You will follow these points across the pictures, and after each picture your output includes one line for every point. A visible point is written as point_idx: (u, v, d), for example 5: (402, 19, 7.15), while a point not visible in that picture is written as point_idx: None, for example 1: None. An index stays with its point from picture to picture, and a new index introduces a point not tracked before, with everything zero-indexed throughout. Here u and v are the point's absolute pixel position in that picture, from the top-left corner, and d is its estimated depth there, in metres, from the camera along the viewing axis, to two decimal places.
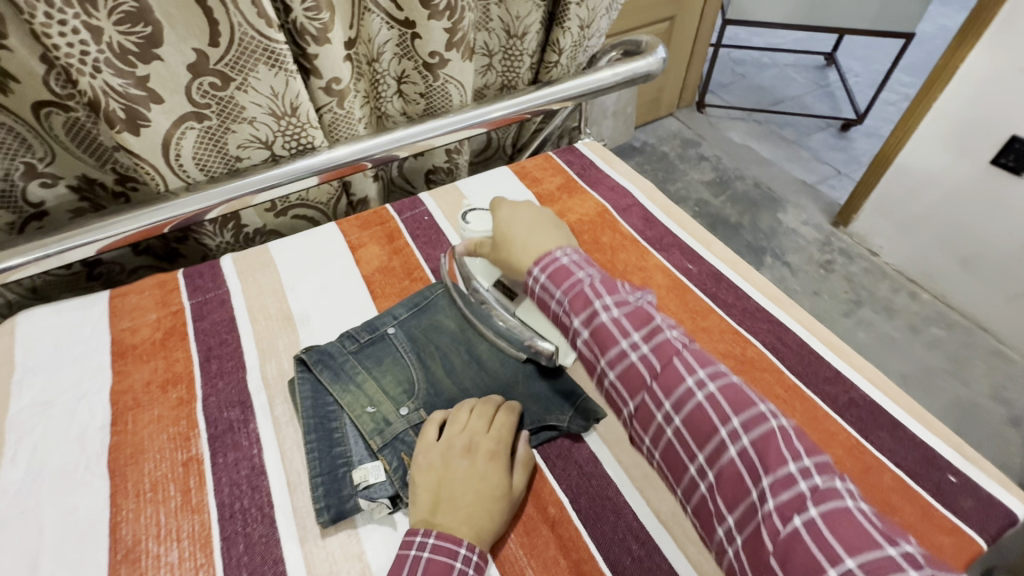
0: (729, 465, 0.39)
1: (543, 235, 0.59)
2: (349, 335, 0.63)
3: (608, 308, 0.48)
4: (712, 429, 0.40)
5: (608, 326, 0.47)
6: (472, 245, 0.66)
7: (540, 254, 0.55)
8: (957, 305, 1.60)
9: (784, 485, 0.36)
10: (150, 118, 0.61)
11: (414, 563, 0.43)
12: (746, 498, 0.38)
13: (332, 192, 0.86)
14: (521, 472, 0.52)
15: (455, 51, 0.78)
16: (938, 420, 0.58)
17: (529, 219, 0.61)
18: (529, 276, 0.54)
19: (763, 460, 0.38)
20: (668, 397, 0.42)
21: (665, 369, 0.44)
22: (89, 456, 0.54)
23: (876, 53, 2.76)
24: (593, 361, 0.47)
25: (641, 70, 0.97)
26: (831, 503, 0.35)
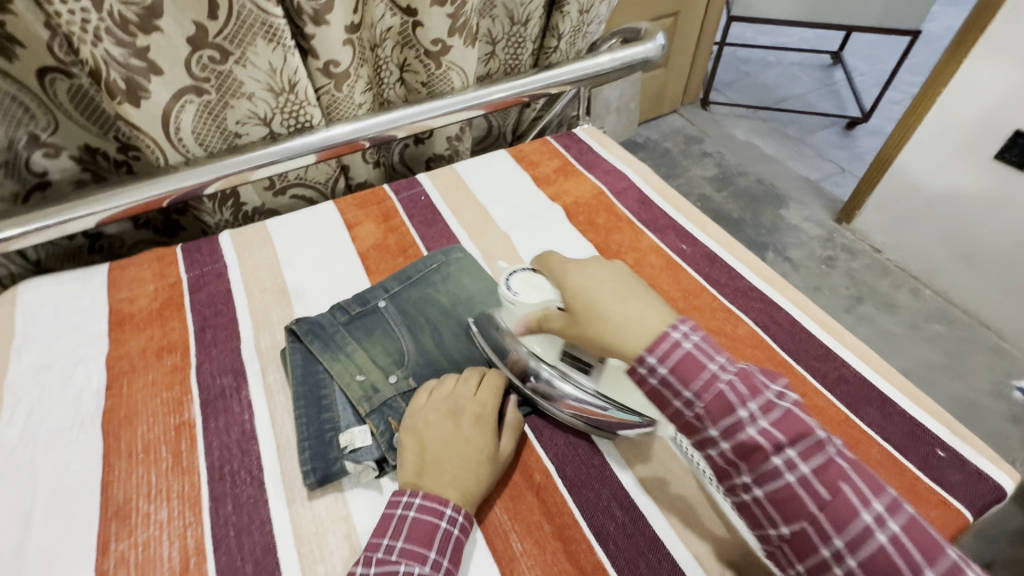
0: (798, 504, 0.39)
1: (635, 302, 0.47)
2: (340, 307, 0.63)
3: (688, 336, 0.44)
4: (774, 462, 0.40)
5: (693, 354, 0.43)
6: (530, 317, 0.52)
7: (651, 335, 0.44)
8: (960, 302, 1.59)
9: (848, 517, 0.38)
10: (150, 89, 0.62)
11: (399, 524, 0.45)
12: (805, 526, 0.39)
13: (330, 172, 0.86)
14: (508, 436, 0.52)
15: (456, 36, 0.79)
16: (929, 398, 0.57)
17: (612, 282, 0.49)
18: (637, 360, 0.44)
19: (839, 514, 0.38)
20: (743, 435, 0.41)
21: (712, 397, 0.42)
22: (83, 418, 0.55)
23: (882, 52, 2.74)
24: (663, 387, 0.43)
25: (640, 57, 0.97)
26: (910, 554, 0.36)
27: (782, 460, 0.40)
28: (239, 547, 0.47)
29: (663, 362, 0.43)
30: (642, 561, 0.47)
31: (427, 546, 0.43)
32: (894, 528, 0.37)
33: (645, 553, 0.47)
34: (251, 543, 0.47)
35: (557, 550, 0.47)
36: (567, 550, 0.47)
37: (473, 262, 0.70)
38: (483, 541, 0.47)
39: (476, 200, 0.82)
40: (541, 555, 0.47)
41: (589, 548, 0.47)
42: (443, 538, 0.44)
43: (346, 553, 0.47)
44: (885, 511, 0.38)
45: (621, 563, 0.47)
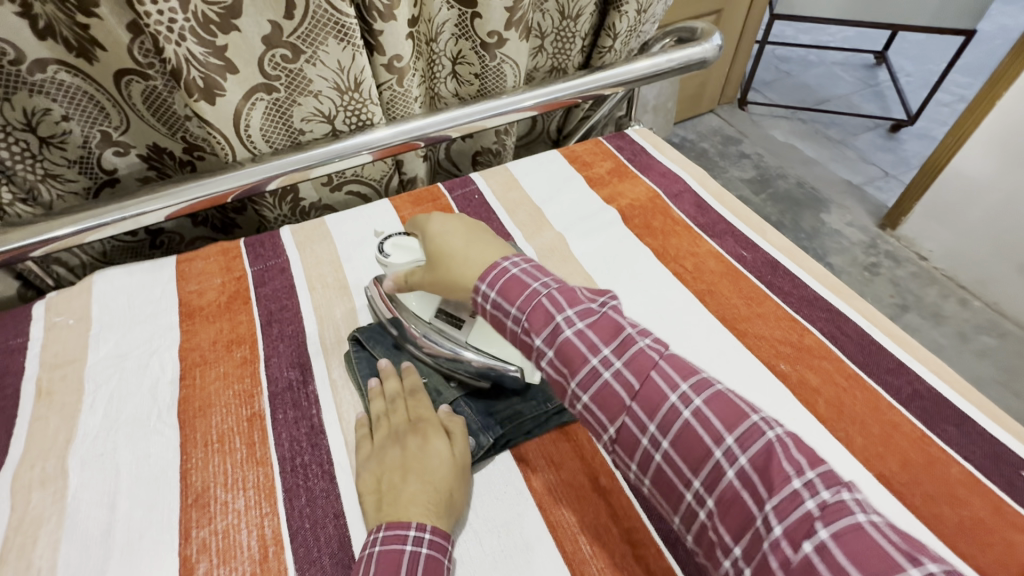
0: (698, 442, 0.39)
1: (480, 242, 0.53)
2: (401, 310, 0.64)
3: (517, 265, 0.50)
4: (670, 399, 0.41)
5: (518, 276, 0.49)
6: (402, 277, 0.58)
7: (486, 266, 0.51)
8: (1012, 315, 1.53)
9: (727, 424, 0.39)
10: (225, 87, 0.63)
11: (367, 562, 0.42)
12: (695, 441, 0.39)
13: (385, 170, 0.87)
14: (459, 442, 0.51)
15: (513, 30, 0.79)
16: (1009, 416, 0.55)
17: (460, 228, 0.55)
18: (476, 293, 0.50)
19: (713, 422, 0.39)
20: (632, 354, 0.43)
21: (603, 326, 0.45)
22: (160, 407, 0.57)
23: (930, 52, 2.65)
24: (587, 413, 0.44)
25: (696, 57, 0.96)
26: (755, 484, 0.36)
27: (676, 398, 0.41)
28: (314, 538, 0.48)
29: (584, 388, 0.44)
30: None
31: (395, 574, 0.40)
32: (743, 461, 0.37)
33: None
34: (327, 535, 0.48)
35: (627, 555, 0.47)
36: (637, 555, 0.47)
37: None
38: (552, 542, 0.47)
39: (530, 200, 0.81)
40: (611, 558, 0.46)
41: (660, 555, 0.47)
42: (411, 561, 0.42)
43: None
44: (798, 481, 0.35)
45: (692, 570, 0.46)
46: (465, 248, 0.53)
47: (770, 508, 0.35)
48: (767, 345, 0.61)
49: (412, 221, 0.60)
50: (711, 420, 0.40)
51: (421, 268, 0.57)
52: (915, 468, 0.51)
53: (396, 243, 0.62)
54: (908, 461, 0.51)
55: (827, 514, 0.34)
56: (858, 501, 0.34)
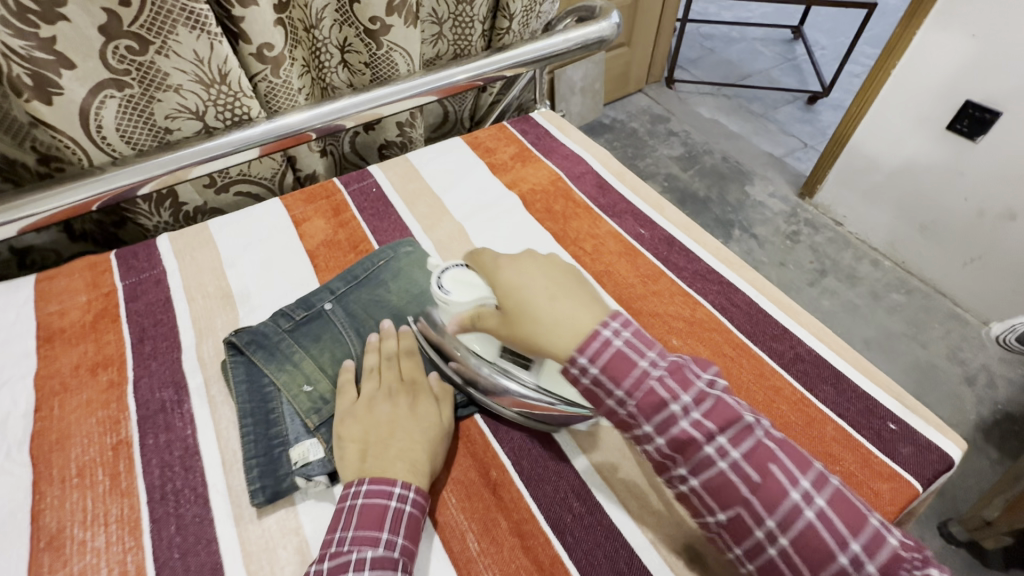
0: (690, 445, 0.40)
1: (566, 295, 0.47)
2: (285, 312, 0.60)
3: (618, 333, 0.43)
4: (717, 465, 0.39)
5: (623, 351, 0.42)
6: (466, 320, 0.51)
7: (583, 334, 0.44)
8: (916, 271, 1.64)
9: (778, 496, 0.38)
10: (62, 84, 0.57)
11: (348, 514, 0.43)
12: (740, 510, 0.39)
13: (276, 167, 0.82)
14: (445, 407, 0.53)
15: (396, 15, 0.75)
16: (881, 371, 0.58)
17: (540, 279, 0.48)
18: (569, 362, 0.44)
19: (769, 494, 0.39)
20: (675, 428, 0.40)
21: (643, 394, 0.41)
22: (10, 444, 0.52)
23: (841, 25, 2.78)
24: (596, 386, 0.43)
25: (595, 36, 0.95)
26: (746, 474, 0.39)
27: (673, 400, 0.40)
28: (184, 569, 0.45)
29: (595, 362, 0.43)
30: (599, 551, 0.46)
31: (378, 527, 0.43)
32: (735, 456, 0.40)
33: (602, 544, 0.47)
34: (198, 564, 0.45)
35: (515, 547, 0.46)
36: (525, 546, 0.46)
37: (421, 257, 0.67)
38: (438, 542, 0.46)
39: (430, 190, 0.79)
40: (497, 553, 0.46)
41: (547, 543, 0.46)
42: (395, 517, 0.44)
43: (297, 568, 0.45)
44: (809, 484, 0.39)
45: (578, 554, 0.46)
46: (549, 305, 0.46)
47: None
48: (660, 322, 0.62)
49: (476, 257, 0.52)
50: (710, 425, 0.40)
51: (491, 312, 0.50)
52: (794, 430, 0.53)
53: (455, 277, 0.52)
54: (787, 424, 0.53)
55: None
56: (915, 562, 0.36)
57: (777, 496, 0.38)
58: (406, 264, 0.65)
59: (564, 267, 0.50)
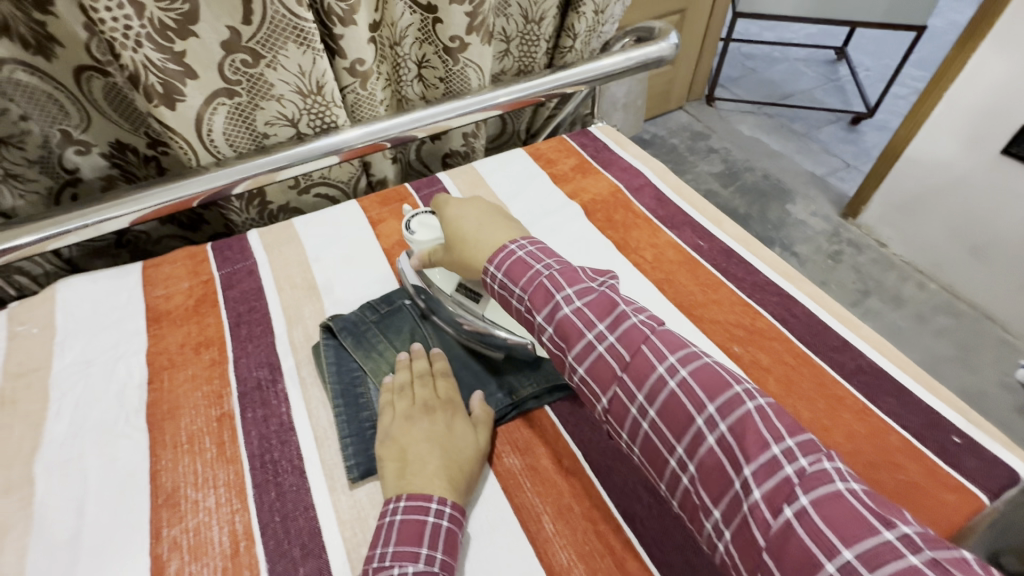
0: (608, 371, 0.44)
1: (493, 224, 0.56)
2: (371, 306, 0.65)
3: (523, 247, 0.52)
4: (696, 424, 0.39)
5: (544, 282, 0.48)
6: (426, 255, 0.61)
7: (496, 249, 0.53)
8: (966, 296, 1.60)
9: (758, 446, 0.36)
10: (185, 92, 0.64)
11: (388, 531, 0.44)
12: (719, 472, 0.37)
13: (353, 172, 0.88)
14: (482, 429, 0.54)
15: (473, 35, 0.80)
16: (944, 386, 0.59)
17: (474, 212, 0.58)
18: (487, 275, 0.52)
19: (747, 446, 0.36)
20: (649, 379, 0.41)
21: (591, 357, 0.44)
22: (128, 411, 0.58)
23: (886, 47, 2.76)
24: (570, 324, 0.46)
25: (653, 55, 0.99)
26: (694, 396, 0.39)
27: (595, 337, 0.44)
28: (285, 531, 0.49)
29: (500, 269, 0.51)
30: (669, 539, 0.49)
31: (416, 543, 0.43)
32: (683, 374, 0.41)
33: (671, 533, 0.49)
34: (297, 528, 0.49)
35: (588, 531, 0.49)
36: (598, 530, 0.49)
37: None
38: (516, 522, 0.50)
39: (495, 197, 0.83)
40: (573, 536, 0.49)
41: (619, 529, 0.49)
42: (431, 533, 0.44)
43: None
44: (801, 451, 0.36)
45: (648, 542, 0.49)
46: (477, 229, 0.56)
47: (810, 554, 0.32)
48: (722, 330, 0.64)
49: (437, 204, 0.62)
50: (659, 348, 0.42)
51: (440, 246, 0.60)
52: (857, 438, 0.54)
53: (421, 219, 0.63)
54: (851, 432, 0.55)
55: (868, 534, 0.31)
56: (881, 522, 0.32)
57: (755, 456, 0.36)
58: None
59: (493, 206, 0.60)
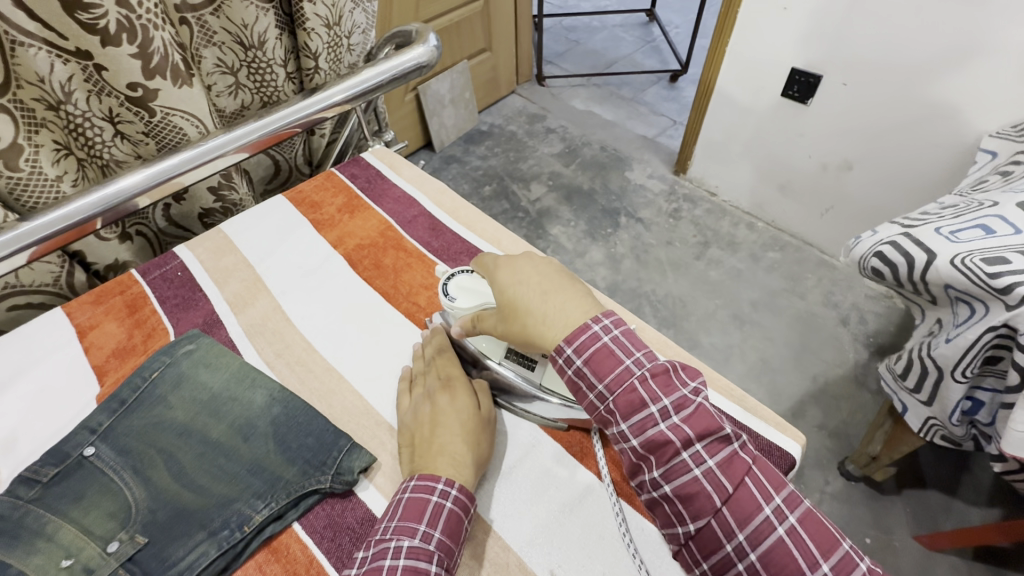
0: (705, 499, 0.42)
1: (560, 287, 0.49)
2: (26, 479, 0.47)
3: (608, 330, 0.45)
4: (764, 513, 0.41)
5: (610, 350, 0.45)
6: (469, 322, 0.53)
7: (571, 325, 0.46)
8: (786, 228, 1.74)
9: (749, 510, 0.41)
10: None
11: (395, 505, 0.45)
12: (711, 520, 0.42)
13: (56, 269, 0.70)
14: (483, 397, 0.55)
15: (158, 78, 0.65)
16: (719, 375, 0.58)
17: (536, 275, 0.49)
18: (557, 353, 0.46)
19: (742, 507, 0.41)
20: (674, 452, 0.43)
21: (624, 394, 0.44)
22: None
23: (690, 3, 2.93)
24: (579, 378, 0.46)
25: (412, 63, 0.89)
26: (807, 548, 0.40)
27: (689, 454, 0.42)
28: None
29: (581, 354, 0.45)
30: None
31: (417, 520, 0.43)
32: (792, 520, 0.41)
33: None
34: None
35: None
36: None
37: (209, 351, 0.57)
38: None
39: (245, 263, 0.71)
40: None
41: None
42: (435, 511, 0.44)
43: None
44: (803, 528, 0.40)
45: None
46: (541, 300, 0.48)
47: None
48: None
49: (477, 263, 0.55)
50: (763, 483, 0.42)
51: (491, 310, 0.51)
52: None
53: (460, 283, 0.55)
54: None
55: None
56: None
57: (764, 533, 0.40)
58: (190, 364, 0.56)
59: (557, 262, 0.52)
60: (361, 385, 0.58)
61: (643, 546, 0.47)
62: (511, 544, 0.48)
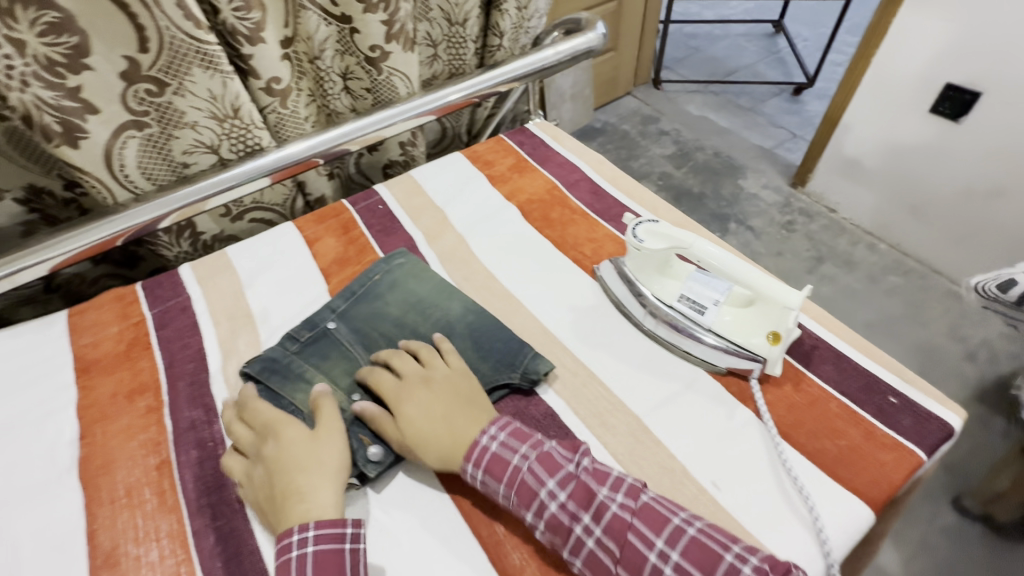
0: (621, 524, 0.44)
1: (465, 415, 0.52)
2: (291, 336, 0.62)
3: (495, 437, 0.50)
4: (673, 522, 0.44)
5: (499, 453, 0.49)
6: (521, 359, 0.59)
7: (465, 444, 0.50)
8: (913, 252, 1.65)
9: (659, 522, 0.44)
10: (88, 129, 0.61)
11: (480, 453, 0.49)
12: (632, 539, 0.44)
13: (287, 192, 0.86)
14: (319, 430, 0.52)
15: (394, 42, 0.78)
16: (875, 348, 0.62)
17: (432, 395, 0.53)
18: (463, 470, 0.50)
19: (653, 520, 0.45)
20: (571, 527, 0.45)
21: (519, 485, 0.47)
22: (60, 470, 0.55)
23: (822, 17, 2.83)
24: (486, 487, 0.49)
25: (583, 47, 0.98)
26: (715, 539, 0.44)
27: (582, 528, 0.45)
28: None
29: (479, 466, 0.49)
30: None
31: (499, 477, 0.48)
32: (696, 525, 0.45)
33: None
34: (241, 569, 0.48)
35: (537, 527, 0.50)
36: None
37: (417, 265, 0.69)
38: (467, 529, 0.50)
39: (433, 204, 0.82)
40: (523, 534, 0.50)
41: None
42: (513, 480, 0.48)
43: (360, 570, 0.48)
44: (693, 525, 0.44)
45: None
46: (443, 425, 0.51)
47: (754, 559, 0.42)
48: None
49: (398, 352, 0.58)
50: (644, 533, 0.44)
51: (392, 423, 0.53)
52: (800, 411, 0.56)
53: (649, 229, 0.61)
54: (792, 404, 0.57)
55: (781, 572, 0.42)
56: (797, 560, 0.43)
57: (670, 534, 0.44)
58: (403, 274, 0.68)
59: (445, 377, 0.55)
60: (539, 311, 0.67)
61: (805, 479, 0.51)
62: (676, 454, 0.54)
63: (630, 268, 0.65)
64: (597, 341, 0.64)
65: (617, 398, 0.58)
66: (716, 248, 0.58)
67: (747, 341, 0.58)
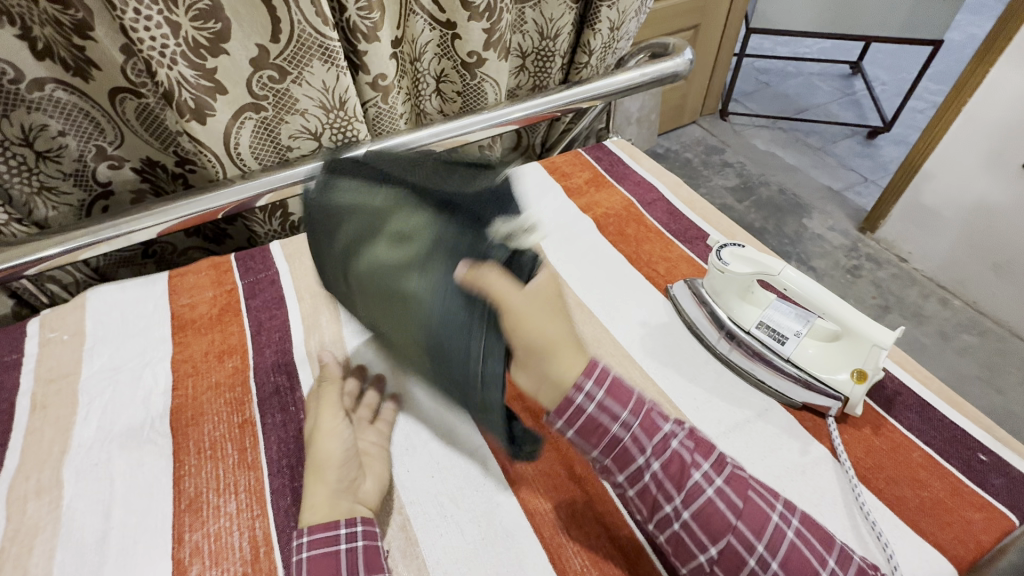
0: (722, 520, 0.43)
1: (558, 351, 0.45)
2: None
3: (590, 396, 0.44)
4: (772, 521, 0.43)
5: (594, 414, 0.44)
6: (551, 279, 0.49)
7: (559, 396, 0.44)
8: (990, 312, 1.56)
9: (760, 522, 0.43)
10: (215, 108, 0.66)
11: (574, 411, 0.44)
12: (731, 539, 0.42)
13: None
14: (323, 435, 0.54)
15: (491, 51, 0.81)
16: (965, 402, 0.59)
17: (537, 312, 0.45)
18: (551, 424, 0.46)
19: (753, 522, 0.43)
20: (683, 484, 0.44)
21: (618, 446, 0.45)
22: (153, 417, 0.59)
23: (902, 61, 2.74)
24: (576, 444, 0.46)
25: (669, 71, 1.00)
26: (810, 545, 0.43)
27: (698, 479, 0.44)
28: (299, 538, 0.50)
29: (571, 424, 0.44)
30: None
31: (594, 438, 0.45)
32: (792, 523, 0.44)
33: None
34: None
35: (600, 536, 0.50)
36: (610, 535, 0.50)
37: None
38: (530, 528, 0.51)
39: None
40: (585, 540, 0.50)
41: (630, 534, 0.51)
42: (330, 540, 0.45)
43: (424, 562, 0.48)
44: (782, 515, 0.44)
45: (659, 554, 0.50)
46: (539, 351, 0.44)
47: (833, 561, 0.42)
48: None
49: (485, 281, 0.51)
50: (763, 496, 0.45)
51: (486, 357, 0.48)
52: (880, 455, 0.54)
53: (734, 252, 0.62)
54: (871, 448, 0.55)
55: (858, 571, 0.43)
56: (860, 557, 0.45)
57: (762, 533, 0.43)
58: None
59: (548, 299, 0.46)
60: (611, 323, 0.68)
61: (884, 526, 0.49)
62: None
63: (707, 287, 0.65)
64: (668, 359, 0.63)
65: (686, 418, 0.58)
66: (806, 276, 0.57)
67: (831, 377, 0.57)
